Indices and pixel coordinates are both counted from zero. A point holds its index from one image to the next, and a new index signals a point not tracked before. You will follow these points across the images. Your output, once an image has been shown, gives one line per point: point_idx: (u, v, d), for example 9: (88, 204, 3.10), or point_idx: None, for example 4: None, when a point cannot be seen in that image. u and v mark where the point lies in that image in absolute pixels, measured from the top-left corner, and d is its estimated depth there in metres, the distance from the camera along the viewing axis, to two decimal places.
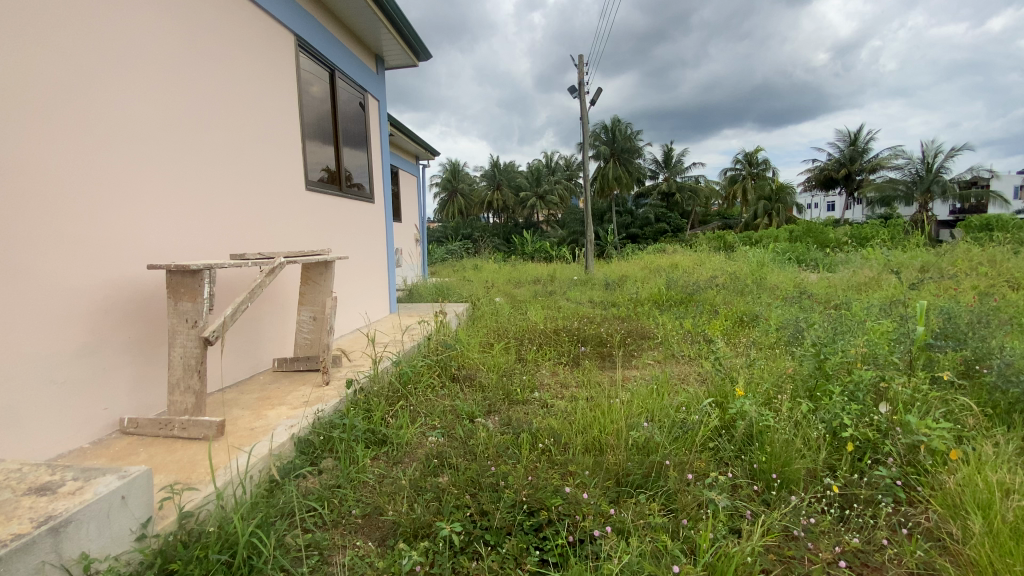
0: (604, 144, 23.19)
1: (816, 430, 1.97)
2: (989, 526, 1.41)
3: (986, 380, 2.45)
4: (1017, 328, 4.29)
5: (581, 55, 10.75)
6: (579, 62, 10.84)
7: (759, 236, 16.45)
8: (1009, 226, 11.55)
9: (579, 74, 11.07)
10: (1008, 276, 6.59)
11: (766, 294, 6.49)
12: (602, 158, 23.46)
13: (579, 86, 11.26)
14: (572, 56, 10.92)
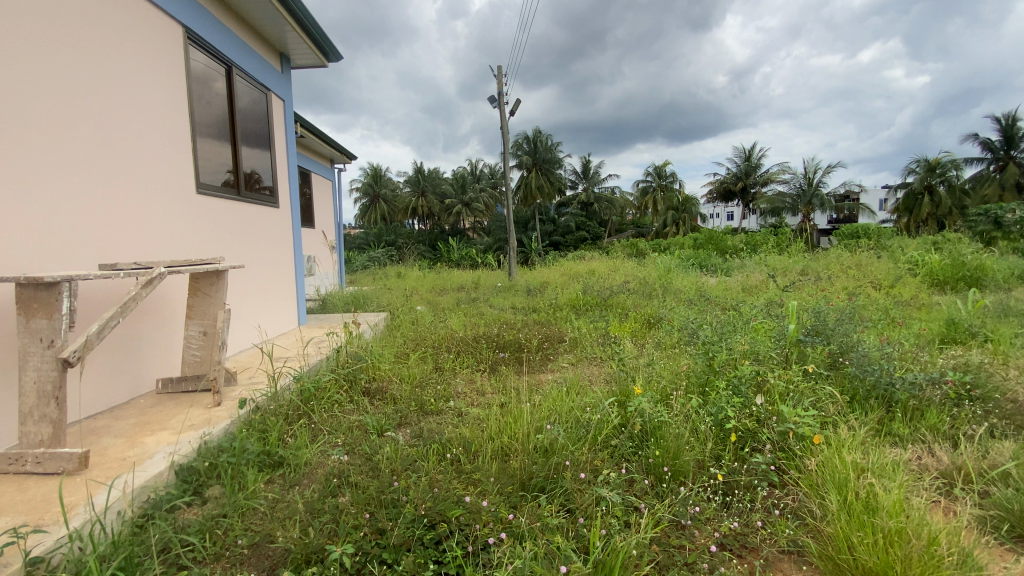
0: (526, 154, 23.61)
1: (705, 422, 2.12)
2: (844, 500, 1.58)
3: (848, 370, 2.77)
4: (876, 323, 4.92)
5: (500, 66, 10.93)
6: (498, 72, 11.01)
7: (669, 243, 17.57)
8: (872, 235, 13.26)
9: (498, 84, 11.24)
10: (871, 278, 7.56)
11: (671, 297, 6.93)
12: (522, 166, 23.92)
13: (499, 96, 11.42)
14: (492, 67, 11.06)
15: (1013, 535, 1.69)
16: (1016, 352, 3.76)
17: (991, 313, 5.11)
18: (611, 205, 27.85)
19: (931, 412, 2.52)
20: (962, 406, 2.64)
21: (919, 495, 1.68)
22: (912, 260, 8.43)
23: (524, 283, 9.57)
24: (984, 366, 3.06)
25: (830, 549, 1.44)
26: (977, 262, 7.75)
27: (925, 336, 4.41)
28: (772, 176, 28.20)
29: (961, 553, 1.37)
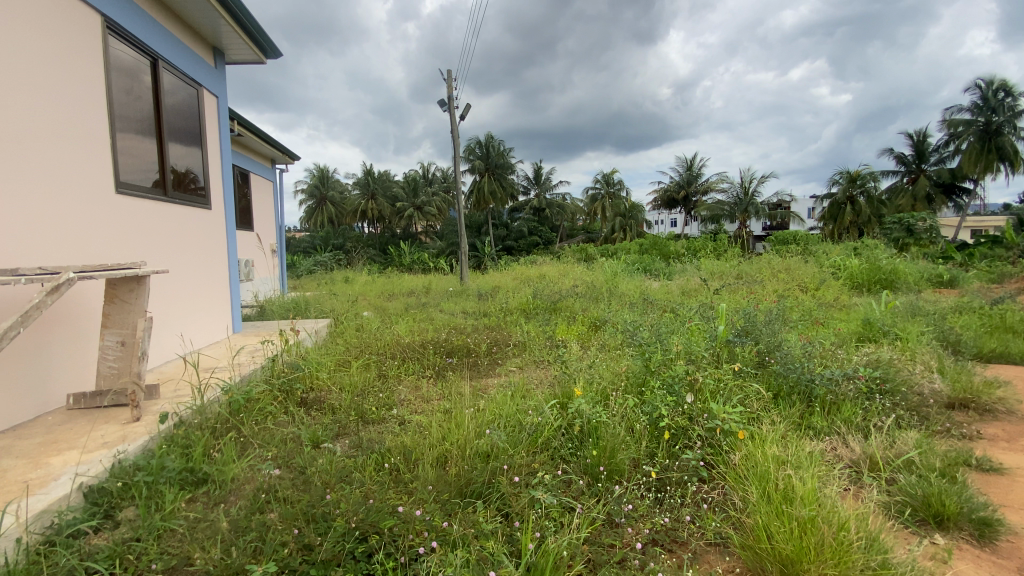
0: (479, 159, 23.55)
1: (640, 421, 2.18)
2: (765, 492, 1.67)
3: (774, 368, 2.94)
4: (802, 323, 5.26)
5: (450, 70, 10.89)
6: (448, 76, 10.96)
7: (616, 248, 18.03)
8: (800, 241, 14.19)
9: (448, 88, 11.18)
10: (798, 281, 8.09)
11: (617, 300, 7.13)
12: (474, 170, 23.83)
13: (449, 100, 11.37)
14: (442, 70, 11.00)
15: (915, 517, 1.84)
16: (922, 348, 4.12)
17: (901, 313, 5.59)
18: (562, 211, 28.28)
19: (846, 405, 2.72)
20: (874, 399, 2.86)
21: (832, 483, 1.80)
22: (835, 265, 9.08)
23: (475, 288, 9.53)
24: (893, 361, 3.33)
25: (752, 540, 1.52)
26: (890, 267, 8.45)
27: (845, 335, 4.76)
28: (711, 185, 29.59)
29: (869, 536, 1.47)
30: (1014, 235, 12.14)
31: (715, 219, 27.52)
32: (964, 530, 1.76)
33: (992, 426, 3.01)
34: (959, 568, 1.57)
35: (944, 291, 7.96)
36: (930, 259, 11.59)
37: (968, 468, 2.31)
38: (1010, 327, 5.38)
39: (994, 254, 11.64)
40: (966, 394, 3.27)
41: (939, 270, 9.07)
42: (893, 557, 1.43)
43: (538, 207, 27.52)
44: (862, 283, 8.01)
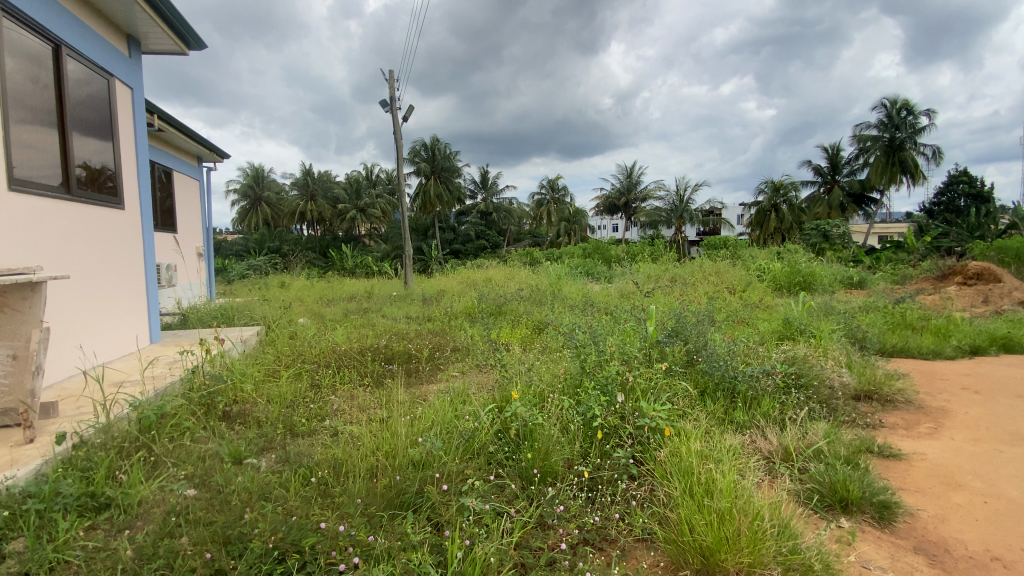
0: (424, 161, 23.18)
1: (575, 422, 2.22)
2: (688, 486, 1.74)
3: (701, 367, 3.08)
4: (731, 323, 5.57)
5: (392, 70, 10.67)
6: (390, 76, 10.73)
7: (560, 252, 18.35)
8: (731, 245, 15.05)
9: (389, 89, 10.95)
10: (726, 283, 8.56)
11: (560, 303, 7.24)
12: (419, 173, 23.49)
13: (390, 101, 11.13)
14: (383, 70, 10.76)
15: (823, 503, 1.98)
16: (834, 345, 4.47)
17: (818, 313, 6.03)
18: (508, 215, 28.44)
19: (765, 400, 2.90)
20: (790, 393, 3.06)
21: (749, 474, 1.90)
22: (761, 268, 9.69)
23: (420, 292, 9.37)
24: (807, 358, 3.59)
25: (674, 534, 1.57)
26: (808, 270, 9.12)
27: (768, 334, 5.08)
28: (650, 192, 30.77)
29: (780, 523, 1.57)
30: (913, 241, 13.45)
31: (653, 224, 28.65)
32: (865, 513, 1.91)
33: (892, 415, 3.30)
34: (861, 549, 1.68)
35: (856, 292, 8.69)
36: (843, 263, 12.62)
37: (870, 455, 2.52)
38: (909, 324, 5.95)
39: (896, 258, 12.83)
40: (870, 386, 3.57)
41: (850, 273, 9.89)
42: (802, 542, 1.52)
43: (485, 211, 27.50)
44: (785, 285, 8.58)
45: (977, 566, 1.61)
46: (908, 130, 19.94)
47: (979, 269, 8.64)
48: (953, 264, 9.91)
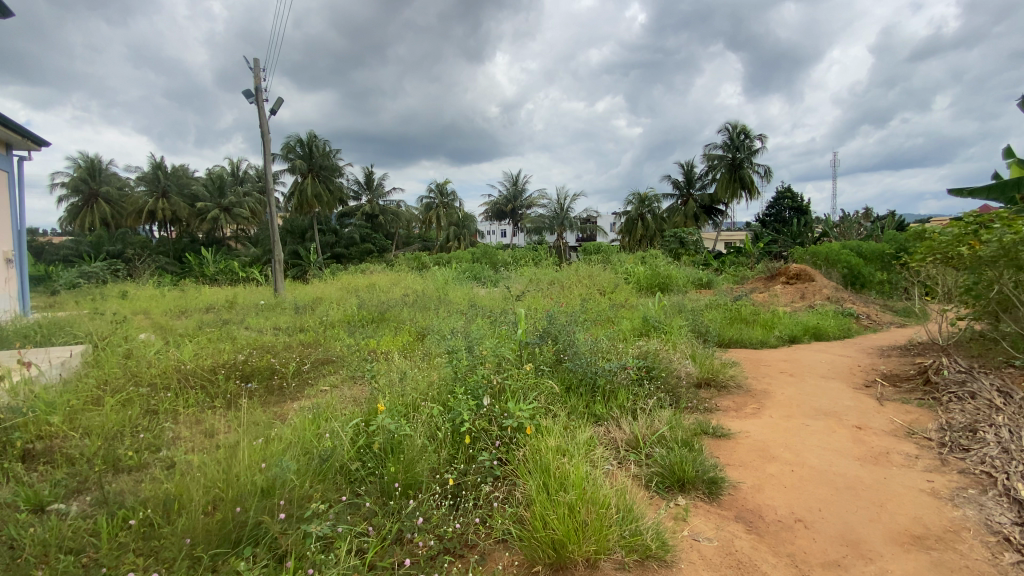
0: (300, 158, 21.25)
1: (442, 429, 2.19)
2: (545, 482, 1.81)
3: (567, 366, 3.25)
4: (601, 323, 5.96)
5: (260, 59, 9.75)
6: (257, 65, 9.81)
7: (446, 256, 18.22)
8: (605, 250, 16.13)
9: (255, 79, 10.00)
10: (598, 285, 9.17)
11: (444, 308, 7.17)
12: (296, 172, 21.34)
13: (257, 92, 10.19)
14: (249, 58, 9.79)
15: (664, 485, 2.18)
16: (683, 340, 5.00)
17: (673, 311, 6.70)
18: (395, 218, 27.58)
19: (620, 394, 3.15)
20: (642, 386, 3.36)
21: (601, 466, 2.03)
22: (628, 271, 10.52)
23: (292, 300, 8.68)
24: (659, 352, 3.96)
25: (528, 531, 1.62)
26: (666, 273, 10.11)
27: (632, 332, 5.51)
28: (534, 199, 31.88)
29: (623, 507, 1.69)
30: (751, 246, 15.57)
31: (537, 229, 29.68)
32: (698, 489, 2.15)
33: (726, 399, 3.77)
34: (693, 523, 1.88)
35: (705, 291, 9.83)
36: (698, 266, 14.17)
37: (705, 436, 2.84)
38: (744, 318, 6.87)
39: (738, 261, 14.77)
40: (709, 374, 4.05)
41: (701, 274, 11.16)
42: (642, 523, 1.66)
43: (370, 213, 26.34)
44: (649, 287, 9.42)
45: (782, 526, 1.88)
46: (746, 152, 23.04)
47: (798, 270, 10.26)
48: (779, 266, 11.65)
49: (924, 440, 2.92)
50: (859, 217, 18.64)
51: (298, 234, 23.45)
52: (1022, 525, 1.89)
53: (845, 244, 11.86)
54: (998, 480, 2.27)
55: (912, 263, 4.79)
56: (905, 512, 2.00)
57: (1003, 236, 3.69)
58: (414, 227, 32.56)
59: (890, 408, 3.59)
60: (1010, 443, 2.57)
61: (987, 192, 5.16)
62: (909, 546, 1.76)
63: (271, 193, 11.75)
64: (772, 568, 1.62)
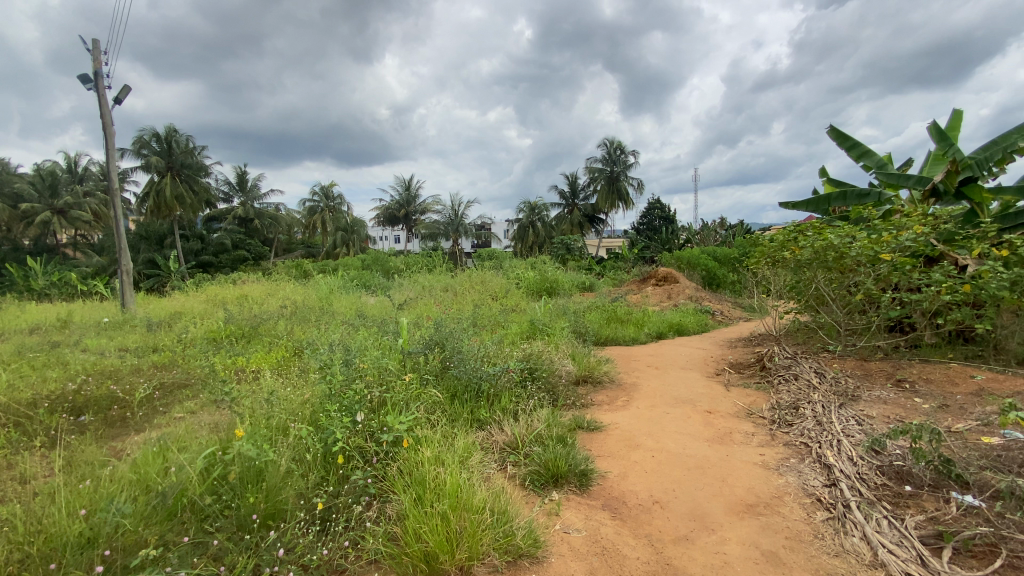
0: (155, 155, 18.68)
1: (311, 451, 2.04)
2: (419, 494, 1.77)
3: (450, 374, 3.23)
4: (488, 328, 6.04)
5: (98, 39, 8.40)
6: (96, 46, 8.45)
7: (332, 263, 17.27)
8: (495, 255, 16.41)
9: (94, 62, 8.60)
10: (489, 289, 9.30)
11: (326, 319, 6.76)
12: (151, 170, 18.58)
13: (95, 77, 8.76)
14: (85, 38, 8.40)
15: (540, 482, 2.26)
16: (564, 340, 5.24)
17: (557, 313, 6.99)
18: (271, 224, 25.51)
19: (502, 397, 3.21)
20: (523, 388, 3.46)
21: (479, 473, 2.04)
22: (518, 276, 10.79)
23: (143, 316, 7.59)
24: (541, 353, 4.10)
25: (400, 548, 1.59)
26: (553, 278, 10.55)
27: (518, 335, 5.65)
28: (424, 205, 31.47)
29: (497, 509, 1.72)
30: (628, 252, 16.85)
31: (429, 235, 29.37)
32: (571, 483, 2.26)
33: (601, 394, 4.02)
34: (565, 516, 1.97)
35: (587, 294, 10.43)
36: (582, 271, 14.95)
37: (580, 432, 3.01)
38: (620, 318, 7.39)
39: (617, 265, 15.92)
40: (586, 372, 4.29)
41: (583, 278, 11.82)
42: (515, 523, 1.71)
43: (243, 218, 24.07)
44: (536, 291, 9.77)
45: (642, 510, 2.05)
46: (621, 166, 24.97)
47: (665, 273, 11.32)
48: (650, 270, 12.77)
49: (760, 418, 3.38)
50: (715, 226, 21.12)
51: (155, 241, 20.71)
52: (828, 484, 2.26)
53: (704, 249, 13.34)
54: (812, 448, 2.69)
55: (751, 265, 5.52)
56: (742, 485, 2.28)
57: (815, 243, 4.41)
58: (295, 233, 30.36)
59: (735, 393, 4.10)
60: (822, 416, 3.07)
61: (808, 205, 6.13)
62: (744, 514, 2.01)
63: (120, 191, 10.04)
64: (631, 550, 1.75)
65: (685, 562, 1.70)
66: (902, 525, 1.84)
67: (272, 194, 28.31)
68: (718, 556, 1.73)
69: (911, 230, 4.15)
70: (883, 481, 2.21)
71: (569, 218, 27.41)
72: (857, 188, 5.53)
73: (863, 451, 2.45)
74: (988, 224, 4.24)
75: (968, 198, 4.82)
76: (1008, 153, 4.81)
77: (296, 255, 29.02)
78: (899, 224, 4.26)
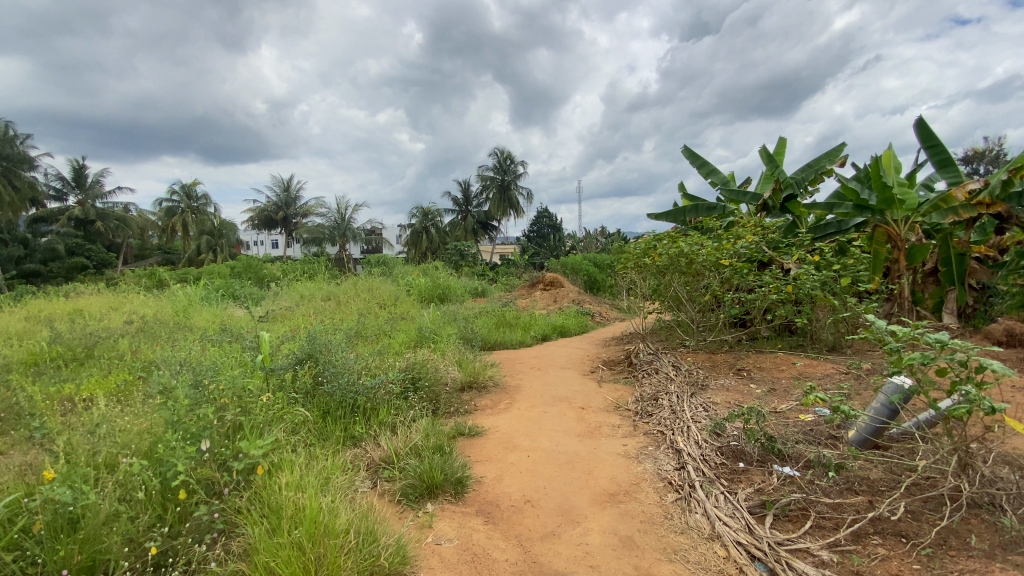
0: None
1: (145, 488, 1.78)
2: (274, 525, 1.64)
3: (322, 391, 3.04)
4: (373, 338, 5.78)
5: None
6: None
7: (195, 271, 15.35)
8: (384, 261, 15.83)
9: None
10: (375, 297, 8.92)
11: (184, 334, 5.97)
12: None
13: None
14: None
15: (414, 495, 2.21)
16: (450, 347, 5.19)
17: (446, 320, 6.92)
18: (114, 226, 22.00)
19: (379, 410, 3.10)
20: (403, 399, 3.37)
21: (346, 495, 1.94)
22: (407, 282, 10.49)
23: None
24: (425, 361, 4.02)
25: None
26: (445, 284, 10.48)
27: (403, 343, 5.47)
28: (305, 209, 29.44)
29: (363, 530, 1.65)
30: (519, 258, 17.27)
31: (310, 240, 27.52)
32: (446, 492, 2.24)
33: (484, 399, 4.05)
34: (438, 527, 1.95)
35: (477, 300, 10.49)
36: (474, 277, 14.98)
37: (460, 438, 3.01)
38: (508, 322, 7.54)
39: (508, 270, 16.23)
40: (471, 378, 4.28)
41: (474, 284, 11.87)
42: (382, 542, 1.64)
43: (78, 219, 20.47)
44: (426, 299, 9.59)
45: (514, 510, 2.10)
46: (512, 176, 25.58)
47: (551, 278, 11.79)
48: (538, 275, 13.23)
49: (626, 411, 3.65)
50: (596, 234, 22.52)
51: None
52: (678, 468, 2.51)
53: (586, 255, 14.16)
54: (667, 436, 2.97)
55: (620, 270, 5.96)
56: (607, 475, 2.44)
57: (671, 250, 4.90)
58: (147, 237, 26.58)
59: (606, 388, 4.39)
60: (676, 405, 3.40)
61: (667, 216, 6.80)
62: (606, 503, 2.16)
63: None
64: (501, 553, 1.78)
65: (550, 558, 1.77)
66: (735, 498, 2.10)
67: (116, 192, 24.53)
68: (581, 547, 1.83)
69: (745, 239, 4.79)
70: (722, 460, 2.50)
71: (462, 224, 27.43)
72: (706, 202, 6.27)
73: (707, 434, 2.76)
74: (803, 234, 5.05)
75: (791, 212, 5.71)
76: (819, 174, 5.79)
77: (148, 262, 25.45)
78: (736, 233, 4.89)
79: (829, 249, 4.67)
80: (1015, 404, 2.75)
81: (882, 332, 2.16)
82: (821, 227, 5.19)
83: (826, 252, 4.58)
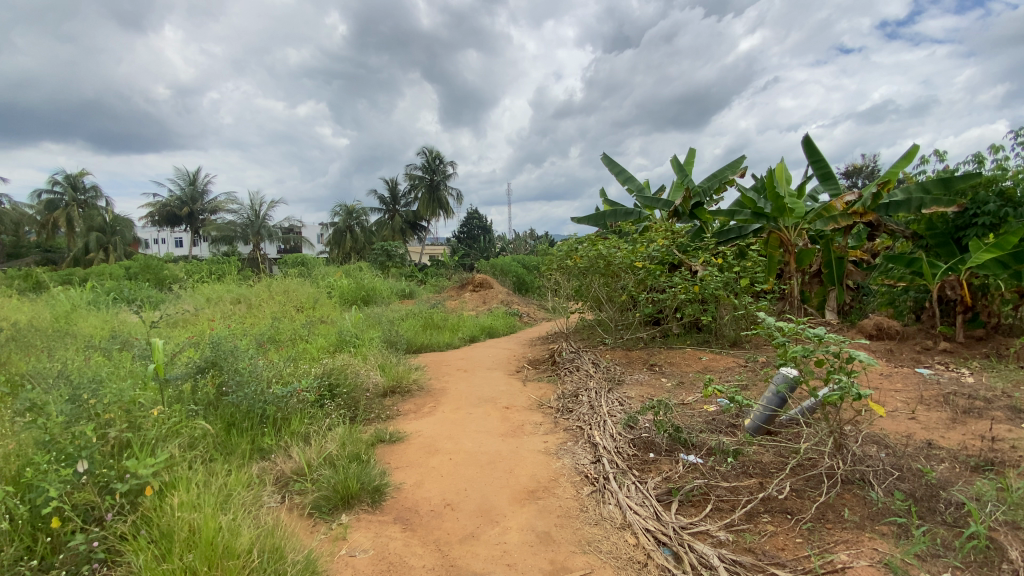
0: None
1: (8, 518, 1.56)
2: (166, 550, 1.50)
3: (226, 402, 2.83)
4: (290, 343, 5.44)
5: None
6: None
7: (82, 271, 13.65)
8: (304, 261, 15.00)
9: None
10: (294, 299, 8.43)
11: (65, 342, 5.28)
12: None
13: None
14: None
15: (329, 506, 2.11)
16: (374, 351, 5.02)
17: (370, 323, 6.68)
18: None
19: (292, 420, 2.94)
20: (318, 407, 3.21)
21: (250, 512, 1.82)
22: (329, 284, 10.01)
23: None
24: (345, 366, 3.85)
25: None
26: (370, 285, 10.17)
27: (323, 348, 5.20)
28: (213, 204, 27.23)
29: (268, 548, 1.55)
30: (448, 259, 17.11)
31: (219, 239, 25.50)
32: (362, 501, 2.17)
33: (408, 403, 3.96)
34: (352, 539, 1.88)
35: (404, 301, 10.24)
36: (402, 278, 14.64)
37: (380, 445, 2.92)
38: (435, 324, 7.42)
39: (436, 271, 16.03)
40: (395, 382, 4.16)
41: (401, 285, 11.60)
42: (289, 560, 1.56)
43: None
44: (349, 301, 9.20)
45: (433, 515, 2.07)
46: (439, 176, 25.26)
47: (479, 279, 11.78)
48: (467, 276, 13.19)
49: (548, 408, 3.73)
50: (524, 236, 22.88)
51: None
52: (594, 461, 2.61)
53: (514, 257, 14.32)
54: (585, 430, 3.08)
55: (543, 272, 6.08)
56: (526, 473, 2.48)
57: (589, 252, 5.08)
58: (19, 233, 23.32)
59: (529, 387, 4.46)
60: (594, 401, 3.52)
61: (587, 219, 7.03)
62: (524, 501, 2.19)
63: None
64: (418, 559, 1.76)
65: (468, 560, 1.77)
66: (645, 488, 2.21)
67: None
68: (498, 547, 1.84)
69: (657, 243, 5.07)
70: (634, 451, 2.63)
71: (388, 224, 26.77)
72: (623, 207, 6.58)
73: (621, 428, 2.89)
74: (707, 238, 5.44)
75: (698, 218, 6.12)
76: (722, 183, 6.27)
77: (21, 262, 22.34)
78: (649, 237, 5.17)
79: (730, 252, 5.07)
80: (882, 389, 3.14)
81: (771, 328, 2.36)
82: (724, 232, 5.61)
83: (727, 255, 4.96)
